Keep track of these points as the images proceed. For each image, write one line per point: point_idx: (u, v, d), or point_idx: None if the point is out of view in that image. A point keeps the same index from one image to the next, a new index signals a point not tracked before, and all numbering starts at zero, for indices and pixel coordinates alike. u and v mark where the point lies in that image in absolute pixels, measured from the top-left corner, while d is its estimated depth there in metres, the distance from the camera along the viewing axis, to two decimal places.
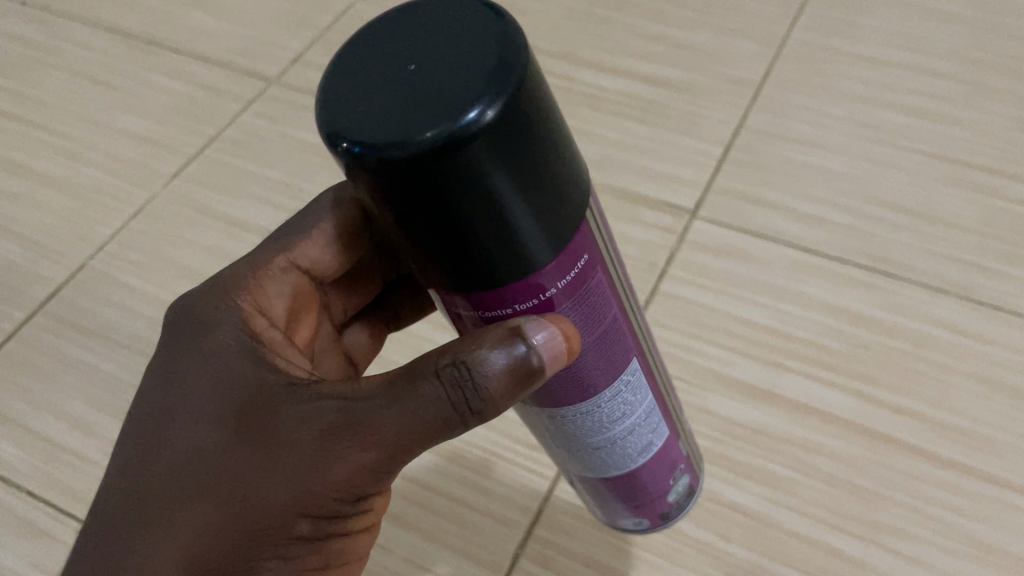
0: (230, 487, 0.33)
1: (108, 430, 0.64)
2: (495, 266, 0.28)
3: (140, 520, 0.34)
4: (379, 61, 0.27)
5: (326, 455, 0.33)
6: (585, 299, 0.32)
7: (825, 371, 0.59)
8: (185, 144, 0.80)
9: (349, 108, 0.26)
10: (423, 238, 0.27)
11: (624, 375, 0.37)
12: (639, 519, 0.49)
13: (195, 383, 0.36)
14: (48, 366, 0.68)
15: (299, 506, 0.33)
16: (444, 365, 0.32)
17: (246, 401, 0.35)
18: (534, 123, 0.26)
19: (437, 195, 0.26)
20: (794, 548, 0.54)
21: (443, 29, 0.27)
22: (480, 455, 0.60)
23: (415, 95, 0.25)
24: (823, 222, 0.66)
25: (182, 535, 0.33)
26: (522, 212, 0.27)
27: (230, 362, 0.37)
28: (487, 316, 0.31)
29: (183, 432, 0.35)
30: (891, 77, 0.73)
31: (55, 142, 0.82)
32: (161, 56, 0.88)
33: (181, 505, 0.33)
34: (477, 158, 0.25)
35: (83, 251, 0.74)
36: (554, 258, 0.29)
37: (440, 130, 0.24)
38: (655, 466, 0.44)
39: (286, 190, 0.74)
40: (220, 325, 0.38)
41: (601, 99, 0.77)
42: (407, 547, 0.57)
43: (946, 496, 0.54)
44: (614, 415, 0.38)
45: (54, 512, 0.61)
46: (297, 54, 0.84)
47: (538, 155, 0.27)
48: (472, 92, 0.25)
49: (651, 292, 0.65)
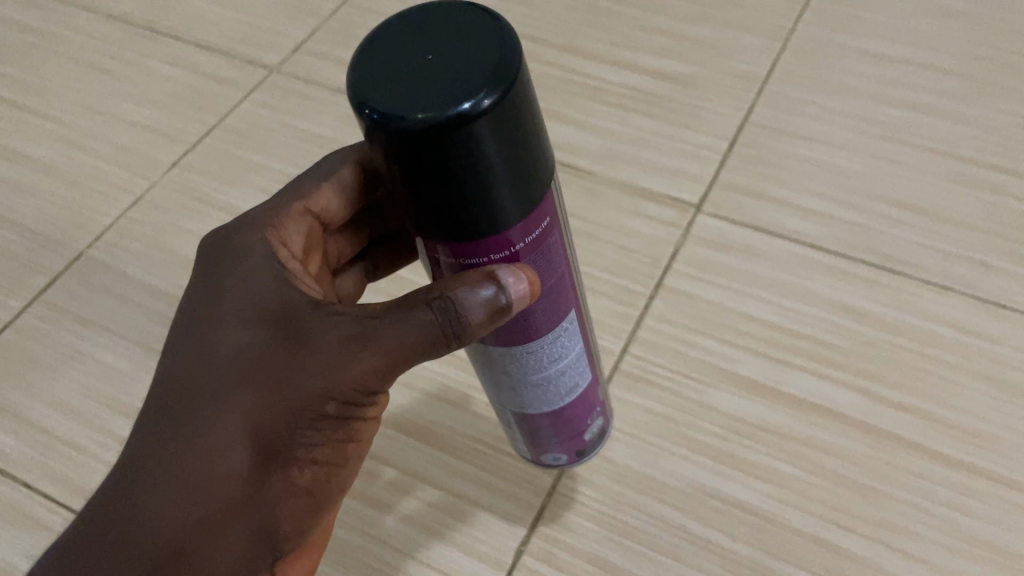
0: (271, 379, 0.35)
1: (104, 420, 0.62)
2: (477, 227, 0.31)
3: (191, 406, 0.36)
4: (402, 46, 0.29)
5: (351, 356, 0.35)
6: (544, 255, 0.36)
7: (830, 369, 0.58)
8: (187, 133, 0.79)
9: (375, 81, 0.28)
10: (420, 199, 0.30)
11: (564, 323, 0.41)
12: (558, 457, 0.52)
13: (238, 293, 0.38)
14: (43, 355, 0.66)
15: (332, 396, 0.35)
16: (431, 299, 0.35)
17: (282, 310, 0.37)
18: (521, 115, 0.29)
19: (437, 164, 0.29)
20: (806, 550, 0.52)
21: (457, 25, 0.29)
22: (482, 447, 0.58)
23: (428, 80, 0.28)
24: (830, 219, 0.65)
25: (232, 416, 0.35)
26: (504, 183, 0.30)
27: (264, 279, 0.38)
28: (465, 263, 0.34)
29: (227, 332, 0.37)
30: (894, 72, 0.73)
31: (54, 130, 0.81)
32: (161, 43, 0.87)
33: (230, 392, 0.35)
34: (477, 136, 0.28)
35: (81, 240, 0.73)
36: (523, 221, 0.32)
37: (446, 109, 0.27)
38: (579, 407, 0.48)
39: (287, 181, 0.74)
40: (251, 255, 0.40)
41: (603, 91, 0.76)
42: (407, 542, 0.55)
43: (954, 497, 0.53)
44: (553, 355, 0.42)
45: (50, 503, 0.59)
46: (298, 43, 0.84)
47: (522, 142, 0.30)
48: (476, 84, 0.28)
49: (655, 286, 0.64)
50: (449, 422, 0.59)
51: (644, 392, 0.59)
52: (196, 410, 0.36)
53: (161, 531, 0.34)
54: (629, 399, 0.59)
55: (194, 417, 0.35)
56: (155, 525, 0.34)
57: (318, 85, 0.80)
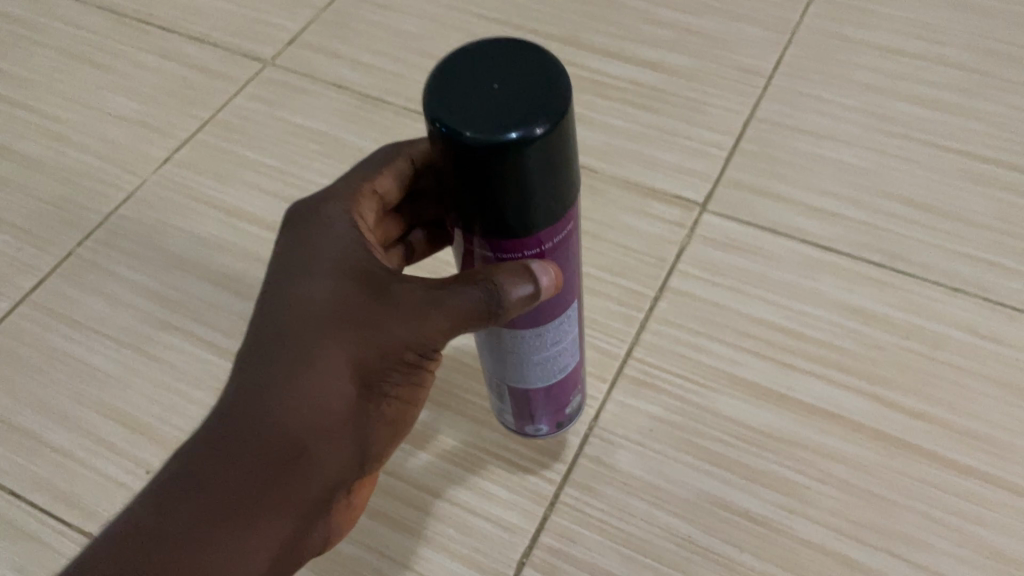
0: (363, 330, 0.38)
1: (94, 426, 0.60)
2: (514, 229, 0.35)
3: (290, 353, 0.37)
4: (472, 71, 0.32)
5: (430, 314, 0.38)
6: (565, 254, 0.39)
7: (840, 374, 0.57)
8: (178, 127, 0.77)
9: (447, 98, 0.32)
10: (469, 202, 0.34)
11: (568, 311, 0.44)
12: (539, 428, 0.54)
13: (319, 251, 0.40)
14: (30, 358, 0.64)
15: (413, 348, 0.39)
16: (483, 275, 0.38)
17: (362, 268, 0.39)
18: (564, 143, 0.33)
19: (489, 178, 0.32)
20: (815, 561, 0.50)
21: (521, 58, 0.32)
22: (481, 454, 0.56)
23: (493, 105, 0.31)
24: (839, 219, 0.64)
25: (329, 363, 0.37)
26: (542, 197, 0.34)
27: (342, 239, 0.40)
28: (501, 257, 0.37)
29: (314, 287, 0.39)
30: (903, 67, 0.72)
31: (41, 123, 0.79)
32: (153, 35, 0.85)
33: (324, 341, 0.38)
34: (527, 158, 0.32)
35: (70, 238, 0.71)
36: (553, 226, 0.36)
37: (505, 135, 0.31)
38: (569, 383, 0.50)
39: (281, 177, 0.72)
40: (330, 224, 0.40)
41: (605, 85, 0.74)
42: (403, 552, 0.53)
43: (966, 506, 0.51)
44: (556, 338, 0.45)
45: (35, 511, 0.57)
46: (293, 37, 0.83)
47: (562, 165, 0.33)
48: (533, 114, 0.31)
49: (659, 287, 0.62)
50: (448, 428, 0.58)
51: (648, 397, 0.57)
52: (293, 356, 0.37)
53: (270, 457, 0.36)
54: (633, 405, 0.57)
55: (293, 362, 0.37)
56: (264, 450, 0.36)
57: (315, 79, 0.79)
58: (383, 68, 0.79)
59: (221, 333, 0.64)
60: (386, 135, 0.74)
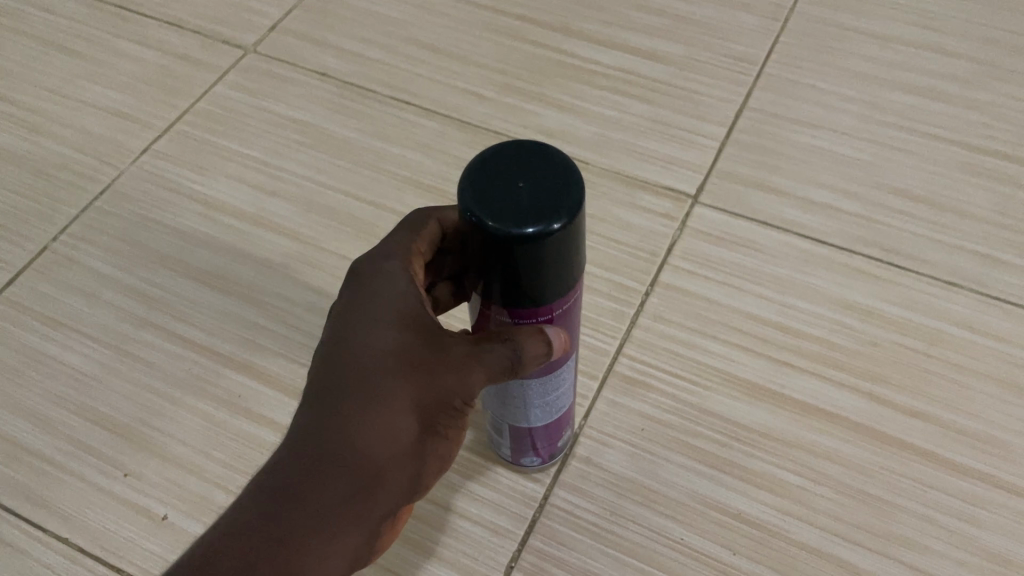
0: (424, 379, 0.37)
1: (71, 427, 0.58)
2: (529, 303, 0.36)
3: (356, 407, 0.36)
4: (500, 165, 0.33)
5: (481, 365, 0.38)
6: (572, 316, 0.40)
7: (833, 370, 0.56)
8: (157, 117, 0.75)
9: (476, 191, 0.32)
10: (490, 281, 0.35)
11: (569, 363, 0.43)
12: (534, 459, 0.53)
13: (374, 298, 0.38)
14: (3, 357, 0.62)
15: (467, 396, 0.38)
16: (508, 334, 0.38)
17: (420, 317, 0.38)
18: (579, 234, 0.34)
19: (509, 265, 0.33)
20: (808, 564, 0.50)
21: (544, 156, 0.33)
22: (470, 456, 0.55)
23: (520, 200, 0.32)
24: (833, 212, 0.63)
25: (396, 414, 0.37)
26: (555, 279, 0.35)
27: (396, 288, 0.38)
28: (517, 321, 0.38)
29: (376, 336, 0.37)
30: (899, 56, 0.71)
31: (14, 113, 0.76)
32: (130, 22, 0.83)
33: (391, 392, 0.37)
34: (546, 249, 0.32)
35: (45, 232, 0.69)
36: (563, 300, 0.37)
37: (524, 230, 0.32)
38: (563, 418, 0.50)
39: (263, 169, 0.70)
40: (381, 278, 0.38)
41: (594, 73, 0.73)
42: (389, 557, 0.51)
43: (961, 507, 0.50)
44: (555, 384, 0.44)
45: (10, 517, 0.55)
46: (275, 23, 0.81)
47: (575, 253, 0.34)
48: (555, 210, 0.32)
49: (650, 282, 0.61)
50: None
51: (640, 396, 0.56)
52: (361, 410, 0.36)
53: (349, 510, 0.36)
54: (624, 404, 0.56)
55: (362, 416, 0.36)
56: (343, 505, 0.36)
57: (297, 68, 0.77)
58: (369, 56, 0.77)
59: (202, 331, 0.62)
60: (371, 125, 0.72)
